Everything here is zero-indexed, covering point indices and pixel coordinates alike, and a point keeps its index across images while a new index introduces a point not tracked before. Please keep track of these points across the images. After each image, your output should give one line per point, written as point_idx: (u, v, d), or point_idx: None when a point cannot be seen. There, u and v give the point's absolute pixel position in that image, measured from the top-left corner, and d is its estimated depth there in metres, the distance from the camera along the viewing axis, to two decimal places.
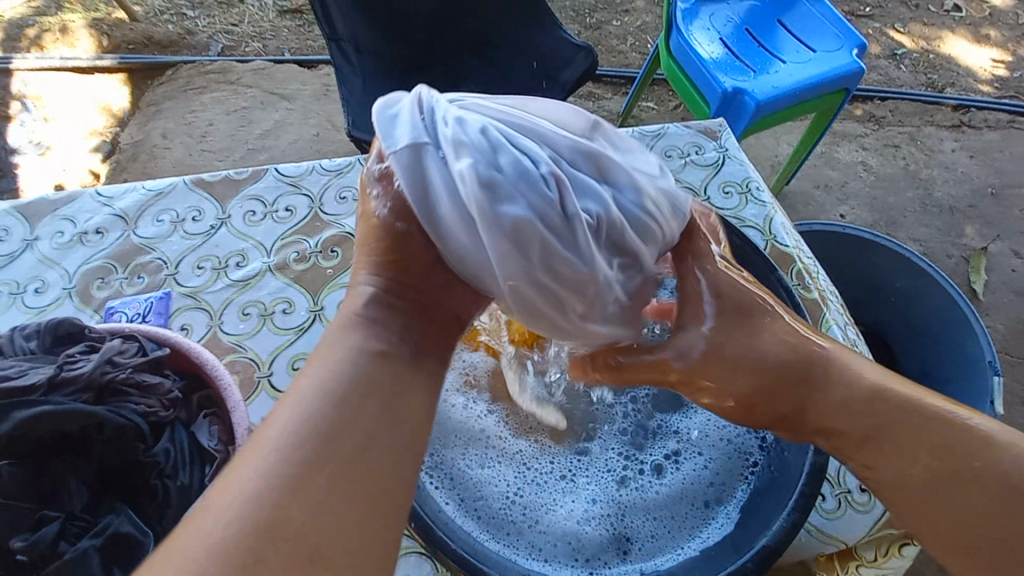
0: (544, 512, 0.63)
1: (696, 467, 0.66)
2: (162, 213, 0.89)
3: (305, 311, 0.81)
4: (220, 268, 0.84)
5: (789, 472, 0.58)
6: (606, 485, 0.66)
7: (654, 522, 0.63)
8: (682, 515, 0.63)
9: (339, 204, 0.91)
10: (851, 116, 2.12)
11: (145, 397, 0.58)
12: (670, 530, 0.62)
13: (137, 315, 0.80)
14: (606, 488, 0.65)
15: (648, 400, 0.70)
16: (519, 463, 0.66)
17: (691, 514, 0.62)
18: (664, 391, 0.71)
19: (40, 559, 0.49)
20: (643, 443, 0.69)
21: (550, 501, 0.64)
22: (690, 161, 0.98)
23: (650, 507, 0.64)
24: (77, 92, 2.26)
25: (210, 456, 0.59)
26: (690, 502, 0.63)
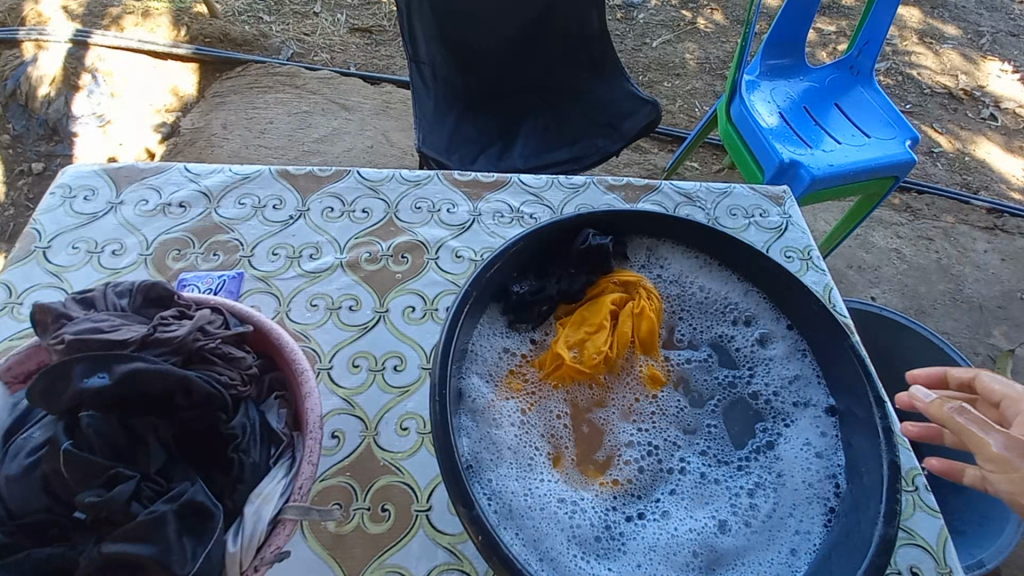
0: (618, 550, 0.61)
1: (771, 508, 0.65)
2: (245, 197, 0.92)
3: (371, 311, 0.82)
4: (294, 257, 0.87)
5: (870, 514, 0.58)
6: (679, 521, 0.64)
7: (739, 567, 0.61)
8: (765, 555, 0.62)
9: (414, 213, 0.93)
10: (888, 204, 2.17)
11: (229, 369, 0.59)
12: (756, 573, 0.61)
13: (208, 291, 0.82)
14: (682, 530, 0.63)
15: (708, 440, 0.70)
16: (583, 491, 0.65)
17: (774, 557, 0.61)
18: (724, 432, 0.71)
19: (106, 518, 0.47)
20: (714, 482, 0.67)
21: (623, 537, 0.62)
22: (754, 222, 1.01)
23: (730, 549, 0.62)
24: (150, 74, 2.36)
25: (277, 438, 0.60)
26: (775, 545, 0.62)
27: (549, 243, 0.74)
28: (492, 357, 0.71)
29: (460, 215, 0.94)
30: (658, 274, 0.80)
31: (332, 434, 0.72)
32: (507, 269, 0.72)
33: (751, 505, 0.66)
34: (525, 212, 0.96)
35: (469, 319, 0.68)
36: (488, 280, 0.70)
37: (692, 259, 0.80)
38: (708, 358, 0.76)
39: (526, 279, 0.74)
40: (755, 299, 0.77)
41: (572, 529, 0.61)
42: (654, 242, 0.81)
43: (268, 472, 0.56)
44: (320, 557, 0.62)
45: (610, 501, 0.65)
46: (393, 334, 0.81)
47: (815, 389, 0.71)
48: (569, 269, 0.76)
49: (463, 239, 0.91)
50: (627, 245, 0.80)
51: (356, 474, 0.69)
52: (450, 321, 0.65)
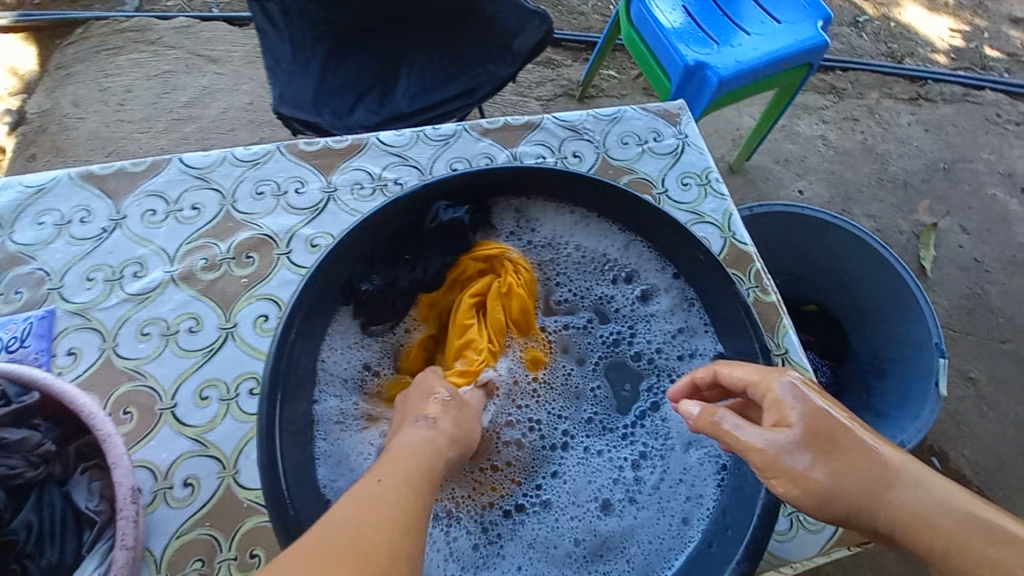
0: (496, 558, 0.56)
1: (657, 476, 0.61)
2: (43, 214, 0.76)
3: (215, 329, 0.72)
4: (115, 280, 0.73)
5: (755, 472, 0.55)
6: (561, 511, 0.59)
7: (628, 547, 0.57)
8: (654, 529, 0.58)
9: (255, 200, 0.80)
10: (814, 88, 2.07)
11: (5, 457, 0.49)
12: (647, 551, 0.56)
13: (12, 340, 0.68)
14: (566, 519, 0.59)
15: (592, 411, 0.65)
16: (460, 496, 0.59)
17: (663, 529, 0.57)
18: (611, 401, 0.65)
19: None
20: (597, 459, 0.62)
21: (503, 540, 0.57)
22: (648, 148, 0.91)
23: (618, 531, 0.58)
24: None
25: (90, 520, 0.51)
26: (664, 516, 0.58)
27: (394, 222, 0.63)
28: (341, 372, 0.63)
29: (310, 195, 0.81)
30: (530, 235, 0.71)
31: (184, 483, 0.64)
32: (344, 268, 0.61)
33: (641, 475, 0.61)
34: (388, 177, 0.83)
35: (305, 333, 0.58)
36: (324, 285, 0.59)
37: (566, 216, 0.70)
38: (588, 322, 0.69)
39: (371, 270, 0.63)
40: (638, 251, 0.69)
41: (445, 548, 0.55)
42: (522, 199, 0.70)
43: (77, 566, 0.48)
44: None
45: (486, 506, 0.59)
46: (245, 352, 0.71)
47: (705, 338, 0.66)
48: (425, 258, 0.67)
49: (317, 223, 0.79)
50: (489, 211, 0.70)
51: (217, 521, 0.63)
52: (277, 338, 0.55)
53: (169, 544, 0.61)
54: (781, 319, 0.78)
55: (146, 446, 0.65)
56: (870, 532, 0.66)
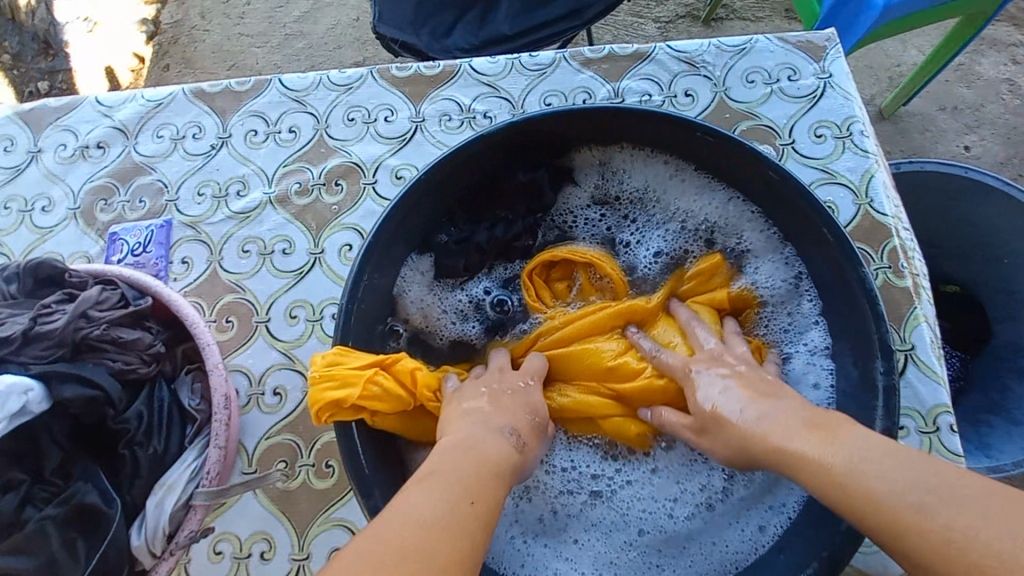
0: (559, 526, 0.59)
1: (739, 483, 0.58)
2: (162, 128, 0.82)
3: (305, 254, 0.74)
4: (220, 197, 0.78)
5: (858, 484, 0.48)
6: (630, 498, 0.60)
7: (694, 547, 0.56)
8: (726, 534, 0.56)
9: (347, 126, 0.79)
10: (1010, 17, 1.65)
11: (123, 353, 0.55)
12: (713, 554, 0.55)
13: (138, 245, 0.77)
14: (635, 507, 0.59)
15: None
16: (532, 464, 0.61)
17: (735, 538, 0.56)
18: None
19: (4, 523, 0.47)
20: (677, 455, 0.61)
21: (569, 513, 0.59)
22: (777, 88, 0.77)
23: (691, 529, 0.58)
24: None
25: (191, 417, 0.58)
26: (740, 524, 0.56)
27: (487, 161, 0.62)
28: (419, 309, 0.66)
29: (399, 124, 0.79)
30: (625, 187, 0.69)
31: (274, 391, 0.69)
32: (429, 204, 0.62)
33: (727, 475, 0.59)
34: (478, 110, 0.79)
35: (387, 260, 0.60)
36: (413, 212, 0.60)
37: (660, 166, 0.67)
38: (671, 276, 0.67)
39: (462, 203, 0.65)
40: (739, 208, 0.65)
41: (518, 511, 0.59)
42: (619, 147, 0.66)
43: (179, 457, 0.55)
44: (268, 511, 0.64)
45: (566, 478, 0.61)
46: (330, 278, 0.73)
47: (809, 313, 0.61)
48: (511, 200, 0.67)
49: (404, 154, 0.77)
50: (580, 160, 0.68)
51: (300, 430, 0.68)
52: (361, 258, 0.56)
53: (258, 443, 0.68)
54: (911, 308, 0.66)
55: (243, 353, 0.71)
56: None
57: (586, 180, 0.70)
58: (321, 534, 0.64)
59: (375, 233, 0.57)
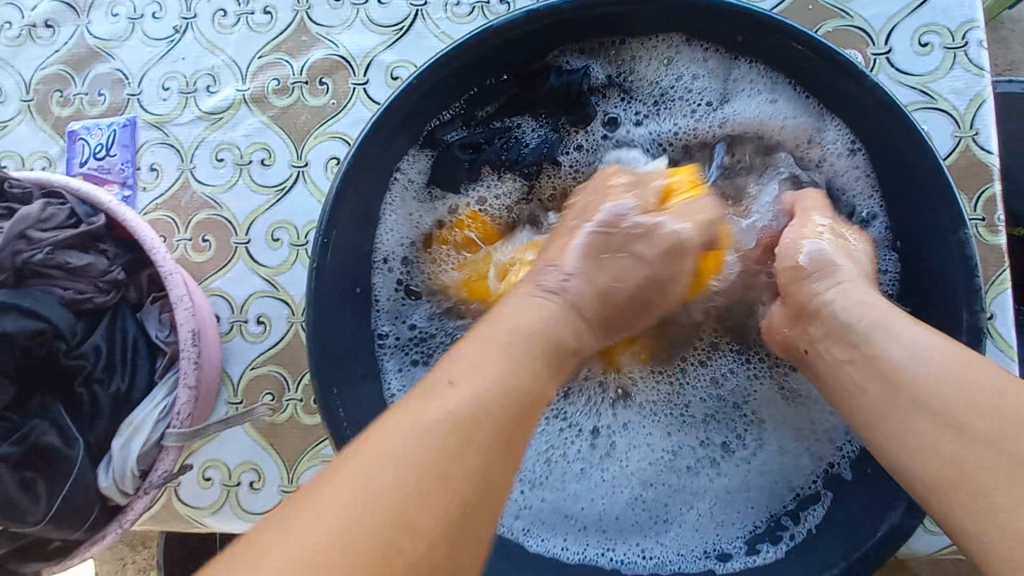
0: (560, 476, 0.55)
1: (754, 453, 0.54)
2: (117, 4, 0.69)
3: (287, 165, 0.65)
4: (189, 92, 0.67)
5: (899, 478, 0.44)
6: (635, 448, 0.55)
7: (704, 513, 0.52)
8: (739, 507, 0.52)
9: (332, 8, 0.65)
10: None
11: (74, 281, 0.49)
12: (721, 520, 0.52)
13: (100, 147, 0.68)
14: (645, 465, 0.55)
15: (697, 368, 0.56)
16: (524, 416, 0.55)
17: (747, 512, 0.52)
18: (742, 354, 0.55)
19: None
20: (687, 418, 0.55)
21: (569, 468, 0.55)
22: None
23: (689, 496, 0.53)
24: None
25: (161, 350, 0.52)
26: (753, 496, 0.52)
27: (517, 47, 0.50)
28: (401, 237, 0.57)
29: (395, 7, 0.64)
30: (658, 83, 0.56)
31: (257, 320, 0.64)
32: (438, 100, 0.51)
33: (734, 436, 0.55)
34: None
35: (366, 194, 0.50)
36: (415, 111, 0.50)
37: (709, 62, 0.53)
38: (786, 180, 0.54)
39: (480, 86, 0.53)
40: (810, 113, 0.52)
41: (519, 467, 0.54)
42: (674, 42, 0.53)
43: (149, 393, 0.50)
44: (256, 444, 0.62)
45: (567, 432, 0.56)
46: (315, 196, 0.64)
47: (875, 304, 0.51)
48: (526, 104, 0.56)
49: (400, 48, 0.64)
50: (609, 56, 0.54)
51: (286, 363, 0.63)
52: (334, 187, 0.47)
53: (244, 373, 0.63)
54: (998, 270, 0.56)
55: (222, 278, 0.65)
56: None
57: (636, 67, 0.55)
58: (309, 470, 0.61)
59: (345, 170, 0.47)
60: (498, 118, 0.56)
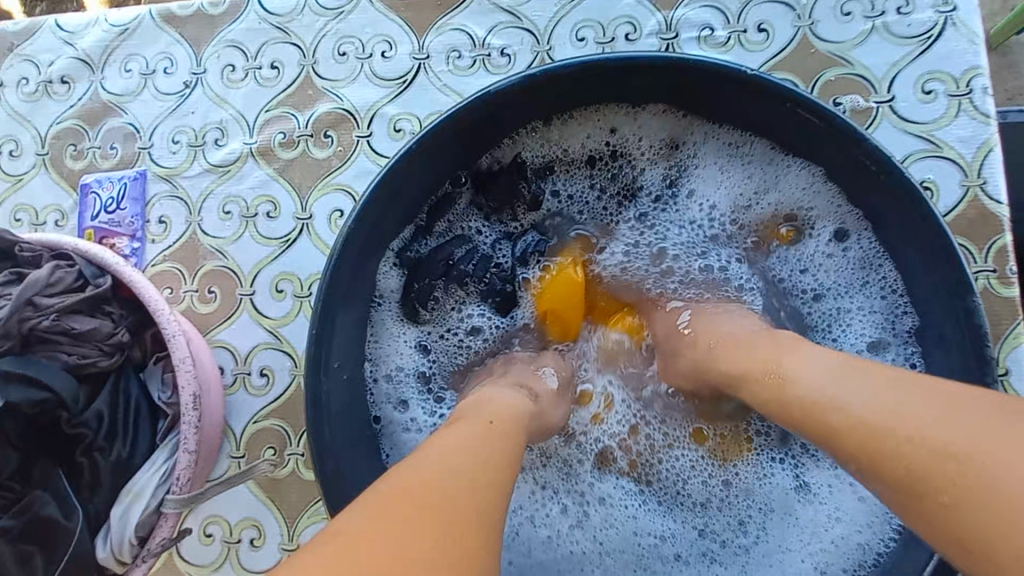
0: (580, 534, 0.56)
1: (773, 538, 0.55)
2: (130, 60, 0.70)
3: (291, 218, 0.65)
4: (197, 146, 0.68)
5: None
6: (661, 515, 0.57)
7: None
8: None
9: (337, 63, 0.66)
10: None
11: (79, 346, 0.49)
12: None
13: (111, 200, 0.69)
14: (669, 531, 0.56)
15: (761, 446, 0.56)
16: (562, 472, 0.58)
17: None
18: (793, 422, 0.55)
19: None
20: (720, 492, 0.57)
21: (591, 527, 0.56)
22: (880, 23, 0.59)
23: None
24: None
25: (163, 411, 0.52)
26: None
27: (512, 105, 0.50)
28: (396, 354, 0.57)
29: (399, 61, 0.65)
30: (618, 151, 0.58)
31: (261, 373, 0.64)
32: (436, 167, 0.52)
33: (758, 510, 0.56)
34: (494, 45, 0.64)
35: (363, 264, 0.50)
36: (413, 175, 0.50)
37: (669, 119, 0.54)
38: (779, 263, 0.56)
39: (444, 189, 0.56)
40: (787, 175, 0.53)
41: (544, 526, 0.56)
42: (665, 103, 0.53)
43: (149, 458, 0.50)
44: (258, 500, 0.61)
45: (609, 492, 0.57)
46: (318, 249, 0.64)
47: (863, 322, 0.53)
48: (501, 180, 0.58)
49: (404, 101, 0.65)
50: (577, 125, 0.55)
51: (289, 416, 0.63)
52: (330, 262, 0.46)
53: (246, 426, 0.63)
54: (1012, 323, 0.54)
55: (227, 330, 0.65)
56: None
57: (626, 141, 0.57)
58: (310, 526, 0.60)
59: (339, 242, 0.46)
60: (460, 223, 0.58)
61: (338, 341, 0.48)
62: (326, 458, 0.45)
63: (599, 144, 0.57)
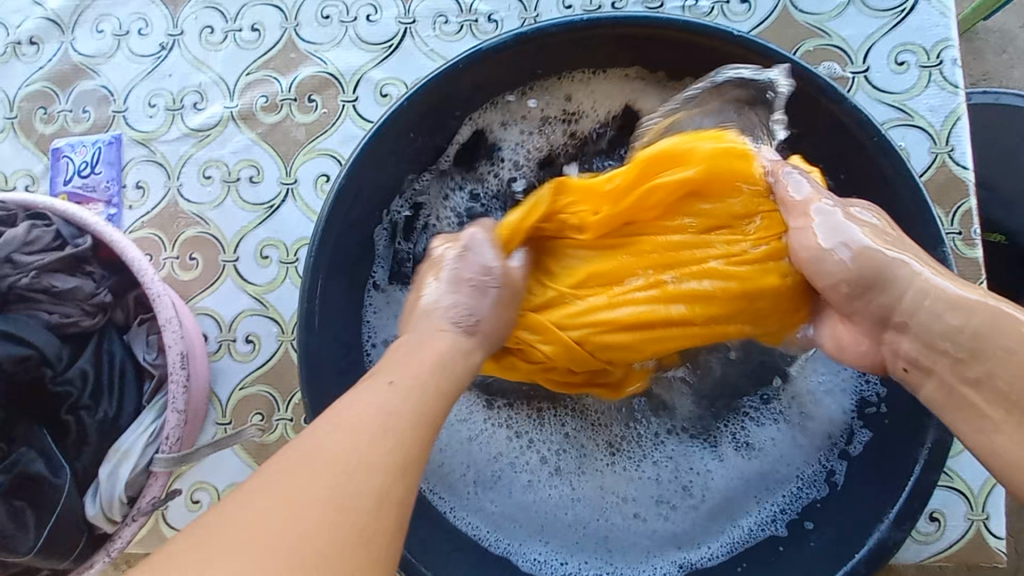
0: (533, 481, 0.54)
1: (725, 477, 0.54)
2: (101, 20, 0.68)
3: (276, 183, 0.64)
4: (175, 109, 0.66)
5: None
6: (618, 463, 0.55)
7: (662, 524, 0.54)
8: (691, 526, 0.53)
9: (321, 26, 0.65)
10: None
11: (61, 305, 0.48)
12: (676, 528, 0.54)
13: (85, 164, 0.67)
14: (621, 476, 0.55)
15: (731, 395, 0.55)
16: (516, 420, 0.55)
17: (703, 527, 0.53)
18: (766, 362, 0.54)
19: None
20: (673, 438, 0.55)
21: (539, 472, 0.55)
22: None
23: (682, 527, 0.53)
24: None
25: (148, 373, 0.51)
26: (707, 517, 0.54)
27: (500, 70, 0.51)
28: (391, 336, 0.55)
29: (384, 25, 0.65)
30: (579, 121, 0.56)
31: (246, 339, 0.63)
32: (419, 140, 0.53)
33: (714, 451, 0.55)
34: (480, 11, 0.64)
35: (353, 233, 0.50)
36: (405, 136, 0.50)
37: (624, 84, 0.55)
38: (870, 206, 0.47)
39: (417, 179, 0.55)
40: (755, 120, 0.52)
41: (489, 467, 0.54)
42: (627, 74, 0.54)
43: (136, 418, 0.49)
44: (246, 466, 0.61)
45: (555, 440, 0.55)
46: (305, 214, 0.64)
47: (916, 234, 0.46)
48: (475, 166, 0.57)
49: (390, 65, 0.64)
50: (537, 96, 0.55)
51: (276, 382, 0.62)
52: (320, 223, 0.47)
53: (232, 393, 0.63)
54: (977, 284, 0.57)
55: (210, 297, 0.64)
56: (994, 559, 0.54)
57: (579, 109, 0.56)
58: None
59: (331, 200, 0.47)
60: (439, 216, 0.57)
61: (322, 314, 0.48)
62: (318, 413, 0.46)
63: (557, 114, 0.56)
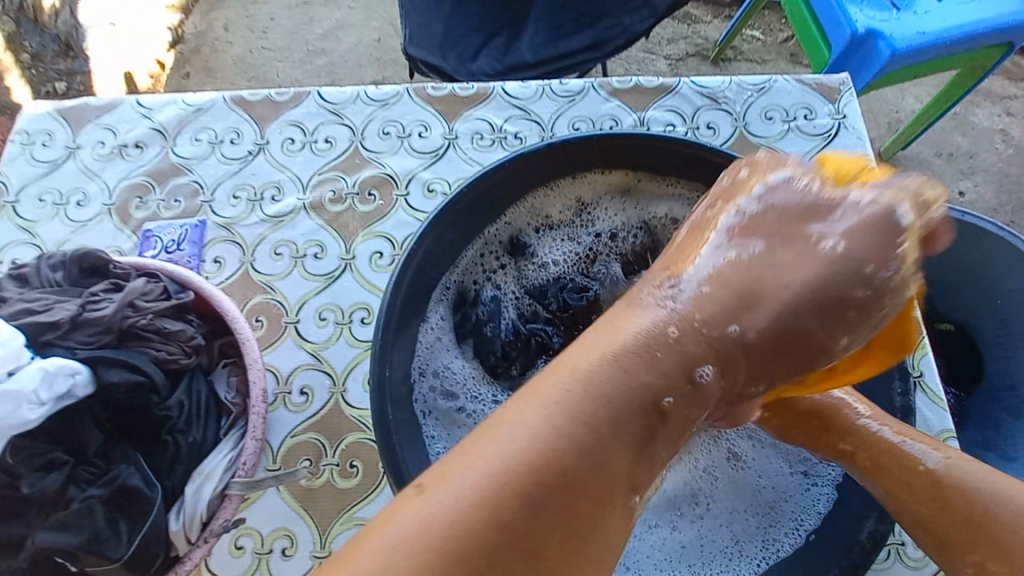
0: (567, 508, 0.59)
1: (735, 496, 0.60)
2: (200, 132, 0.84)
3: (337, 258, 0.77)
4: (255, 200, 0.80)
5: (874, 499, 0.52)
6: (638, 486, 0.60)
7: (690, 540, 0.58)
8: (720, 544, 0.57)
9: (382, 140, 0.83)
10: (1002, 71, 1.58)
11: (167, 344, 0.56)
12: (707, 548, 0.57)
13: (172, 242, 0.78)
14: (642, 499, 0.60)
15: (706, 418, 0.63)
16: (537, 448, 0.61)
17: (733, 543, 0.57)
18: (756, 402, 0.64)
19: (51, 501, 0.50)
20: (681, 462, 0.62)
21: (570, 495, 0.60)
22: (794, 128, 0.81)
23: (696, 540, 0.58)
24: None
25: (227, 408, 0.59)
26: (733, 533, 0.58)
27: (538, 168, 0.66)
28: (435, 366, 0.66)
29: (433, 140, 0.82)
30: (587, 213, 0.73)
31: (300, 391, 0.70)
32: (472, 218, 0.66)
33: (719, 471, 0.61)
34: (509, 131, 0.82)
35: (416, 287, 0.61)
36: (461, 212, 0.64)
37: (618, 183, 0.71)
38: None
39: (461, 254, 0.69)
40: None
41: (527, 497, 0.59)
42: (623, 175, 0.70)
43: (216, 446, 0.56)
44: (291, 510, 0.65)
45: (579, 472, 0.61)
46: (361, 284, 0.75)
47: None
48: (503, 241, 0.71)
49: (437, 169, 0.81)
50: (552, 193, 0.71)
51: (325, 430, 0.69)
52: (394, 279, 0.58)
53: (283, 441, 0.69)
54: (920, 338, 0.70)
55: (271, 354, 0.72)
56: None
57: (597, 212, 0.73)
58: (342, 534, 0.64)
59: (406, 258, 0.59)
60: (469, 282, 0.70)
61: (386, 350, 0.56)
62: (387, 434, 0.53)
63: (574, 206, 0.72)
